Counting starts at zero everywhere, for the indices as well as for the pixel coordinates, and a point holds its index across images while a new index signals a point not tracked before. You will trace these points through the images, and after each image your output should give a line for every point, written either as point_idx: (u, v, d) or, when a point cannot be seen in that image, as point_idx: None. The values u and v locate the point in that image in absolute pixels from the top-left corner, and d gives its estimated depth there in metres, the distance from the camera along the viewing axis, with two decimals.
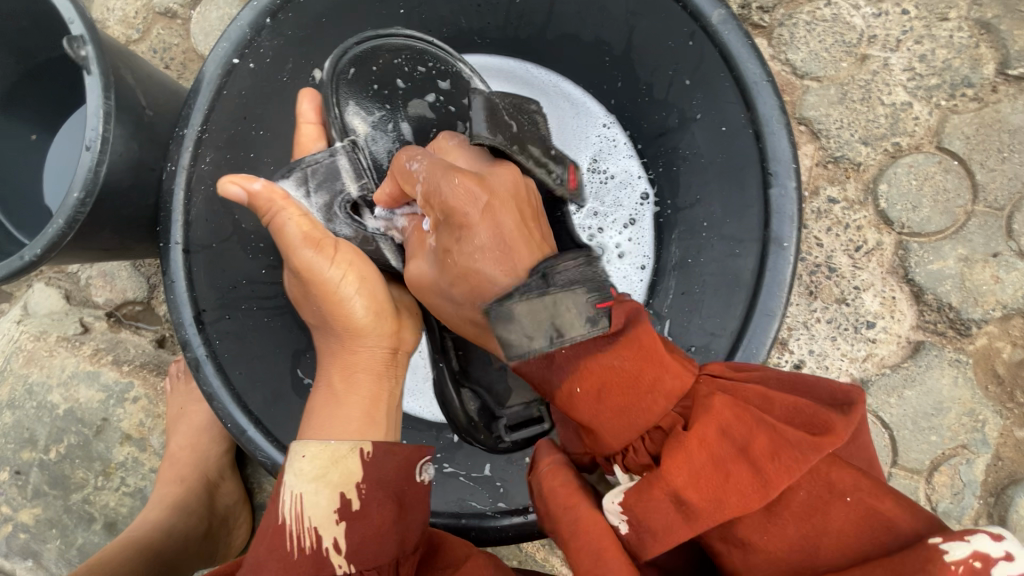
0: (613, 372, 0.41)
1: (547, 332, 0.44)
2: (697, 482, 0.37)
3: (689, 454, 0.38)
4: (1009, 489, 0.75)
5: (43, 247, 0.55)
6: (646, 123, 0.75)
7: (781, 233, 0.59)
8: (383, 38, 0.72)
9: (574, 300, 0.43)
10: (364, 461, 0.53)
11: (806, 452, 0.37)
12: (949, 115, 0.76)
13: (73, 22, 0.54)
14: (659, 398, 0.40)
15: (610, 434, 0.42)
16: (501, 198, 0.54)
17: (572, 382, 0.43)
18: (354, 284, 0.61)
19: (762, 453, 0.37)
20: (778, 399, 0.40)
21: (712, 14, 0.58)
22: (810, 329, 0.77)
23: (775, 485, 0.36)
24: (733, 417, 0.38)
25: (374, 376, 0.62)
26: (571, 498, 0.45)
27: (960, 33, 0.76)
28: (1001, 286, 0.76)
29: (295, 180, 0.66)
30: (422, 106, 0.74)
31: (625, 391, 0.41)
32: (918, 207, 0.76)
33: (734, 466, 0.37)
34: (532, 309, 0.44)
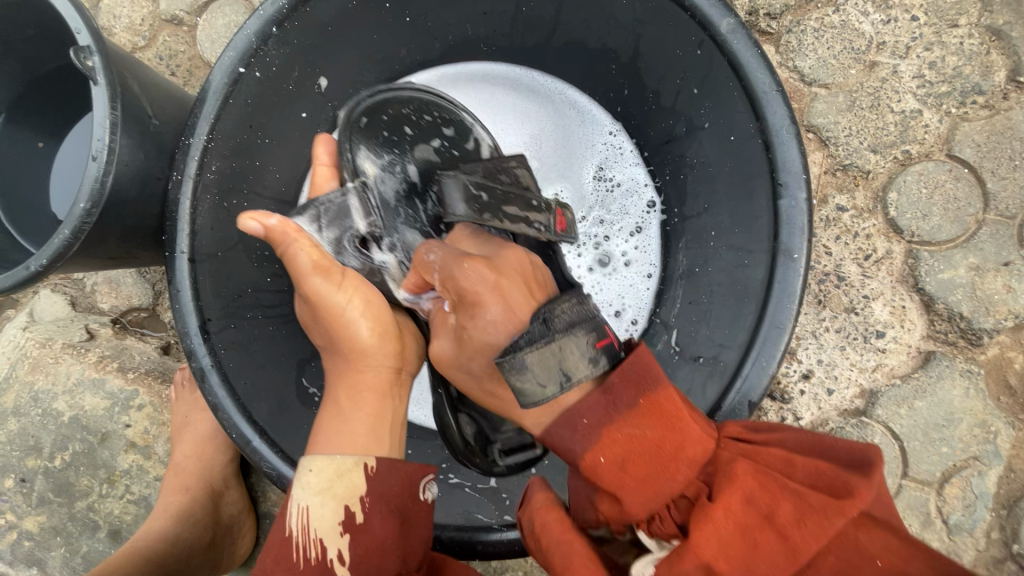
0: (637, 442, 0.41)
1: (557, 378, 0.45)
2: (727, 550, 0.37)
3: (717, 523, 0.37)
4: (1022, 501, 0.74)
5: (48, 257, 0.55)
6: (652, 131, 0.75)
7: (791, 244, 0.58)
8: (393, 92, 0.76)
9: (575, 343, 0.46)
10: (369, 476, 0.53)
11: (832, 514, 0.36)
12: (959, 123, 0.76)
13: (79, 32, 0.54)
14: (682, 466, 0.41)
15: (635, 503, 0.41)
16: (511, 274, 0.55)
17: (595, 452, 0.42)
18: (359, 307, 0.61)
19: (789, 518, 0.37)
20: (799, 461, 0.41)
21: (721, 23, 0.57)
22: (819, 338, 0.76)
23: (804, 549, 0.36)
24: (757, 484, 0.39)
25: (379, 395, 0.60)
26: (565, 532, 0.45)
27: (970, 40, 0.75)
28: (1013, 295, 0.75)
29: (309, 217, 0.66)
30: (428, 150, 0.75)
31: (648, 458, 0.41)
32: (929, 215, 0.76)
33: (761, 534, 0.37)
34: (542, 358, 0.45)
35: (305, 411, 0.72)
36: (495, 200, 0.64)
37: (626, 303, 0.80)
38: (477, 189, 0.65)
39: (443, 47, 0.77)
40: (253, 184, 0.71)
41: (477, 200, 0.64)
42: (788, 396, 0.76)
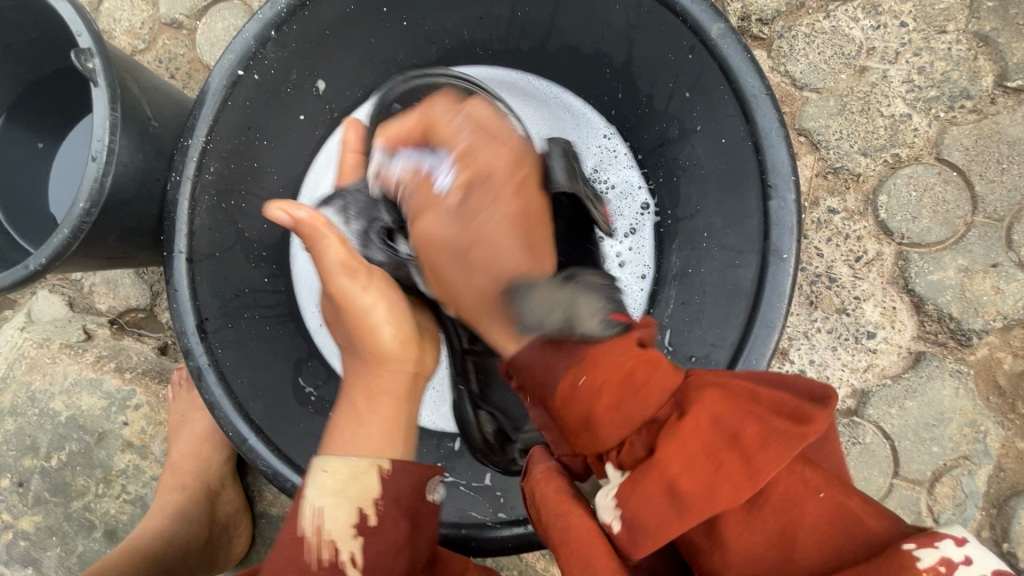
0: (613, 366, 0.44)
1: (563, 317, 0.49)
2: (692, 469, 0.39)
3: (683, 443, 0.39)
4: (1012, 500, 0.75)
5: (48, 256, 0.56)
6: (646, 134, 0.76)
7: (781, 245, 0.59)
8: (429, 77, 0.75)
9: (592, 300, 0.50)
10: (383, 478, 0.53)
11: (790, 442, 0.39)
12: (948, 126, 0.77)
13: (81, 35, 0.55)
14: (653, 391, 0.42)
15: (606, 429, 0.42)
16: (532, 185, 0.62)
17: (577, 373, 0.45)
18: (383, 311, 0.61)
19: (751, 443, 0.39)
20: (764, 392, 0.42)
21: (712, 28, 0.58)
22: (810, 338, 0.77)
23: (761, 473, 0.38)
24: (722, 409, 0.40)
25: (397, 400, 0.60)
26: (563, 505, 0.47)
27: (959, 45, 0.77)
28: (1002, 296, 0.76)
29: (337, 208, 0.70)
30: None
31: (618, 383, 0.43)
32: (918, 218, 0.77)
33: (724, 456, 0.39)
34: (549, 299, 0.51)
35: (301, 410, 0.73)
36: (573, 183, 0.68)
37: None
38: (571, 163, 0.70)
39: (440, 51, 0.78)
40: (252, 185, 0.72)
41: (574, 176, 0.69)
42: None
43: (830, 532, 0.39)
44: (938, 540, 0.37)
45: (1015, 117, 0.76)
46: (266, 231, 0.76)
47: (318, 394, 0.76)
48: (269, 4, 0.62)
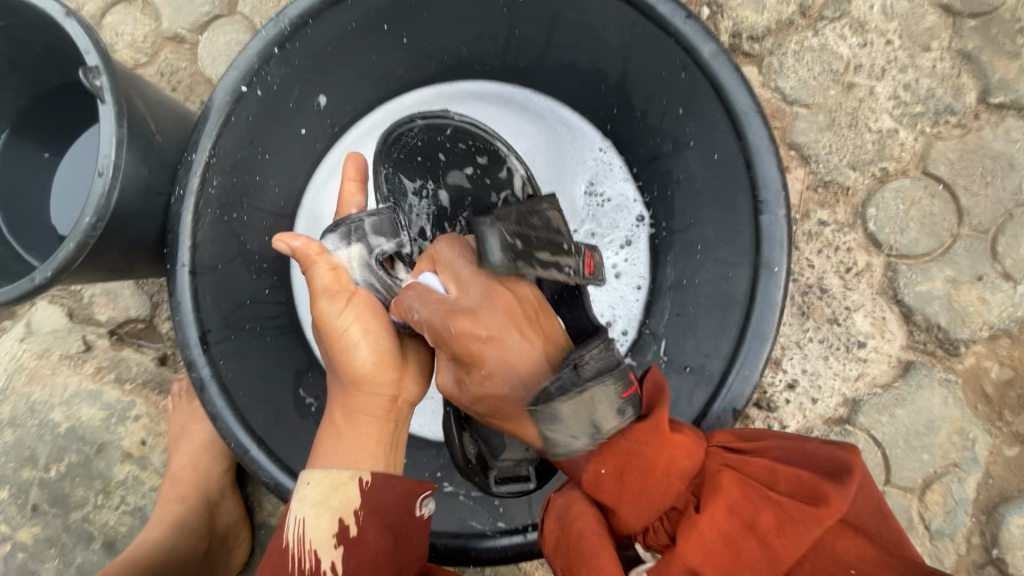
0: (633, 455, 0.44)
1: (588, 431, 0.46)
2: (712, 557, 0.41)
3: (701, 532, 0.41)
4: (1000, 507, 0.77)
5: (54, 270, 0.57)
6: (640, 149, 0.77)
7: (772, 258, 0.61)
8: (433, 119, 0.80)
9: (603, 391, 0.46)
10: (364, 489, 0.54)
11: (809, 524, 0.40)
12: (933, 141, 0.79)
13: (88, 53, 0.56)
14: (674, 481, 0.43)
15: (631, 512, 0.44)
16: (498, 321, 0.52)
17: (597, 464, 0.45)
18: (361, 334, 0.59)
19: (770, 529, 0.40)
20: (782, 470, 0.44)
21: (703, 48, 0.60)
22: (802, 348, 0.78)
23: (781, 557, 0.40)
24: (739, 495, 0.42)
25: (375, 420, 0.59)
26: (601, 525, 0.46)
27: (943, 63, 0.79)
28: (988, 306, 0.78)
29: (340, 235, 0.68)
30: (460, 176, 0.79)
31: (642, 474, 0.44)
32: (906, 230, 0.79)
33: (743, 542, 0.41)
34: (573, 409, 0.46)
35: (302, 421, 0.73)
36: (528, 250, 0.58)
37: (617, 315, 0.81)
38: (512, 237, 0.58)
39: (439, 67, 0.79)
40: (253, 199, 0.73)
41: (514, 249, 0.57)
42: (774, 405, 0.78)
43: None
44: None
45: (998, 132, 0.79)
46: (267, 244, 0.77)
47: (319, 405, 0.76)
48: (272, 23, 0.64)
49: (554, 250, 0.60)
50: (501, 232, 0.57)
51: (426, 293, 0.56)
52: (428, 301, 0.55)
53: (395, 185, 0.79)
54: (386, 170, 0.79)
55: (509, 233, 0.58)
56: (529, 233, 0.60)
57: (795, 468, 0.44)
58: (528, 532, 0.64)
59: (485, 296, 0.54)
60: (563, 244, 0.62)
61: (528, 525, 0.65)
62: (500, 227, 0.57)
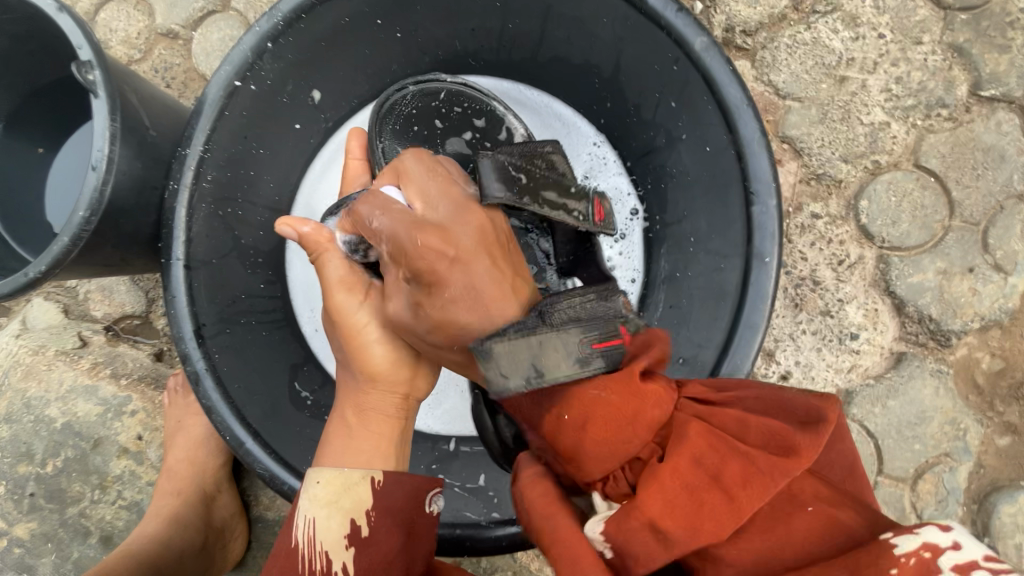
0: (598, 404, 0.42)
1: (525, 373, 0.43)
2: (672, 510, 0.38)
3: (662, 483, 0.39)
4: (991, 496, 0.77)
5: (48, 264, 0.57)
6: (634, 142, 0.78)
7: (763, 249, 0.62)
8: (423, 84, 0.79)
9: (560, 339, 0.43)
10: (375, 489, 0.54)
11: (776, 474, 0.38)
12: (925, 134, 0.80)
13: (81, 47, 0.56)
14: (640, 428, 0.41)
15: (592, 461, 0.42)
16: (465, 247, 0.49)
17: (560, 408, 0.43)
18: (377, 330, 0.57)
19: (736, 480, 0.38)
20: (755, 421, 0.41)
21: (695, 41, 0.61)
22: (796, 340, 0.79)
23: (746, 509, 0.37)
24: (705, 446, 0.39)
25: (388, 418, 0.59)
26: (548, 507, 0.45)
27: (934, 56, 0.79)
28: (979, 298, 0.78)
29: (342, 215, 0.67)
30: (459, 142, 0.81)
31: (604, 423, 0.41)
32: (898, 222, 0.79)
33: (706, 494, 0.38)
34: (512, 350, 0.44)
35: (297, 414, 0.73)
36: (534, 185, 0.61)
37: None
38: (515, 169, 0.60)
39: (433, 61, 0.79)
40: (247, 193, 0.73)
41: (516, 182, 0.59)
42: None
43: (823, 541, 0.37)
44: (919, 527, 0.35)
45: (989, 125, 0.79)
46: (261, 238, 0.77)
47: (314, 399, 0.77)
48: (265, 17, 0.64)
49: (561, 190, 0.63)
50: (503, 164, 0.60)
51: (387, 203, 0.53)
52: (392, 212, 0.52)
53: (392, 152, 0.77)
54: (382, 144, 0.76)
55: (510, 166, 0.60)
56: (531, 170, 0.62)
57: (768, 419, 0.41)
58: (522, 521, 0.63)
59: (452, 214, 0.53)
60: (571, 186, 0.64)
61: None
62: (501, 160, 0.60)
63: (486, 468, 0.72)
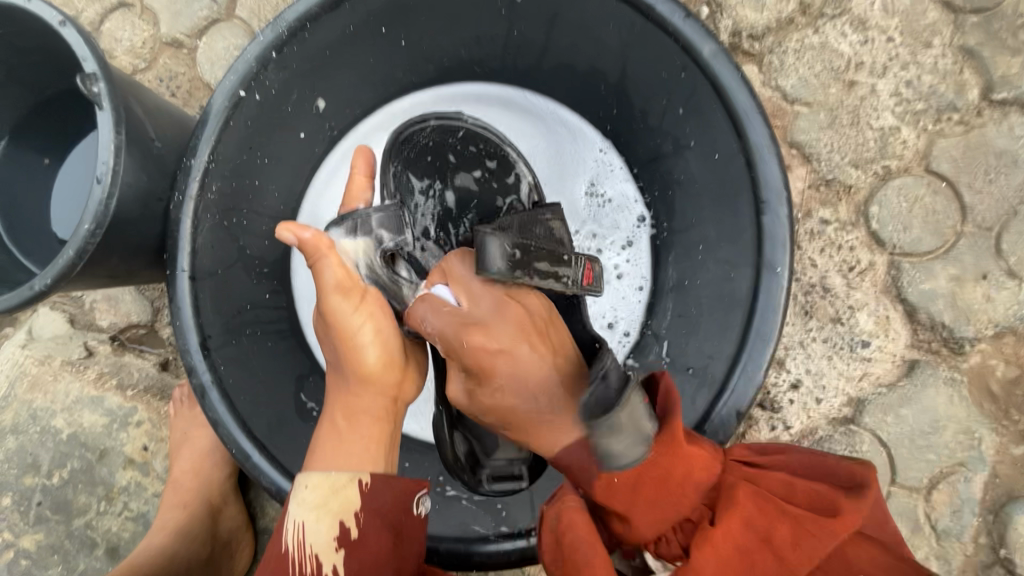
0: (654, 468, 0.45)
1: (643, 437, 0.45)
2: (726, 570, 0.41)
3: (715, 544, 0.42)
4: (1008, 506, 0.76)
5: (53, 277, 0.57)
6: (640, 148, 0.77)
7: (774, 259, 0.61)
8: (445, 119, 0.78)
9: (636, 397, 0.47)
10: (363, 490, 0.54)
11: (826, 537, 0.41)
12: (936, 138, 0.79)
13: (86, 60, 0.56)
14: (689, 491, 0.44)
15: (643, 520, 0.45)
16: (513, 336, 0.55)
17: (612, 472, 0.46)
18: (372, 334, 0.60)
19: (787, 542, 0.41)
20: (798, 484, 0.46)
21: (703, 48, 0.60)
22: (806, 348, 0.78)
23: (796, 569, 0.41)
24: (756, 510, 0.43)
25: (377, 420, 0.59)
26: (591, 533, 0.46)
27: (945, 59, 0.78)
28: (993, 304, 0.77)
29: (346, 229, 0.67)
30: (468, 178, 0.78)
31: (657, 486, 0.44)
32: (909, 228, 0.78)
33: (758, 554, 0.41)
34: (632, 418, 0.46)
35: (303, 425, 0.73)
36: (527, 259, 0.56)
37: (619, 316, 0.80)
38: (512, 245, 0.55)
39: (438, 69, 0.79)
40: (252, 204, 0.73)
41: (516, 259, 0.55)
42: (778, 406, 0.78)
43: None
44: None
45: (1002, 129, 0.78)
46: (266, 248, 0.76)
47: (320, 410, 0.76)
48: (270, 27, 0.64)
49: (553, 258, 0.58)
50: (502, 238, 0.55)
51: (438, 304, 0.57)
52: (441, 314, 0.56)
53: (400, 184, 0.77)
54: (394, 167, 0.77)
55: (511, 244, 0.55)
56: (532, 237, 0.65)
57: (811, 483, 0.46)
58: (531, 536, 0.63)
59: (498, 312, 0.56)
60: (561, 254, 0.60)
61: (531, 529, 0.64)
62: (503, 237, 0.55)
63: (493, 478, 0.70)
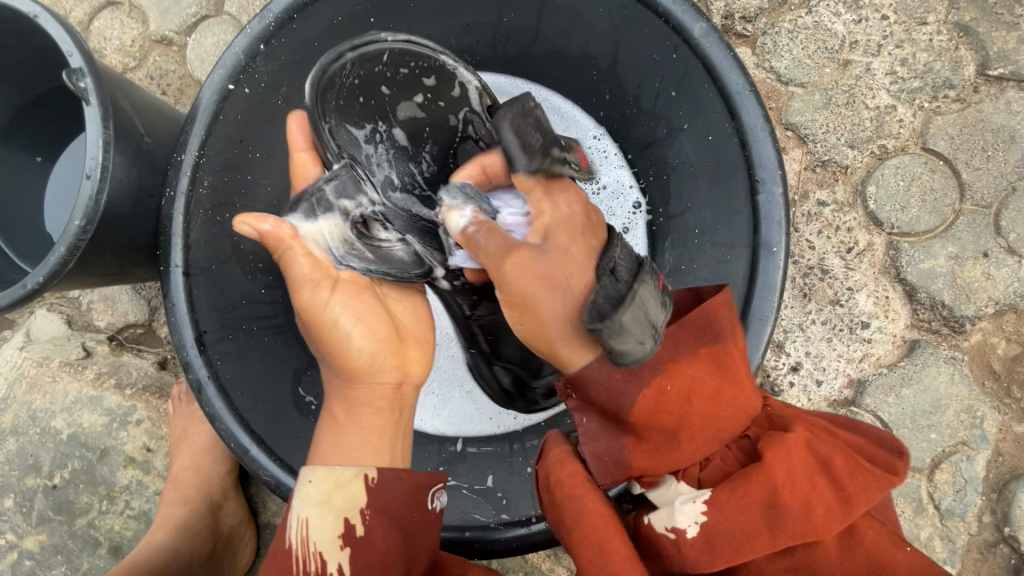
0: (703, 381, 0.43)
1: (648, 330, 0.43)
2: (791, 484, 0.40)
3: (783, 459, 0.41)
4: (1011, 484, 0.76)
5: (45, 275, 0.56)
6: (635, 133, 0.76)
7: (770, 238, 0.60)
8: (360, 48, 0.62)
9: (648, 290, 0.45)
10: (370, 487, 0.52)
11: (885, 479, 0.41)
12: (932, 116, 0.78)
13: (71, 55, 0.56)
14: (746, 408, 0.44)
15: (693, 439, 0.43)
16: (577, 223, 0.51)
17: (662, 380, 0.44)
18: (353, 318, 0.58)
19: (843, 471, 0.41)
20: (840, 433, 0.46)
21: (694, 27, 0.60)
22: (805, 331, 0.77)
23: (855, 506, 0.40)
24: (811, 434, 0.43)
25: (377, 410, 0.58)
26: (579, 487, 0.47)
27: (940, 36, 0.78)
28: (993, 282, 0.77)
29: (303, 212, 0.61)
30: (411, 107, 0.66)
31: (708, 404, 0.43)
32: (907, 207, 0.77)
33: (818, 478, 0.41)
34: (633, 313, 0.44)
35: (302, 420, 0.73)
36: (545, 142, 0.53)
37: None
38: (528, 129, 0.53)
39: None
40: (246, 199, 0.72)
41: (534, 146, 0.53)
42: (778, 389, 0.77)
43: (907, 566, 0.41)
44: None
45: (999, 105, 0.77)
46: None
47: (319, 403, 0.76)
48: (256, 19, 0.64)
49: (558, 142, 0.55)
50: (527, 112, 0.54)
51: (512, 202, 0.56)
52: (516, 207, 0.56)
53: (345, 135, 0.63)
54: (328, 125, 0.62)
55: (525, 119, 0.54)
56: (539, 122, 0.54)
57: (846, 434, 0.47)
58: (532, 523, 0.62)
59: (567, 214, 0.51)
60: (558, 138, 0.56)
61: (532, 515, 0.63)
62: (516, 112, 0.54)
63: (494, 470, 0.71)
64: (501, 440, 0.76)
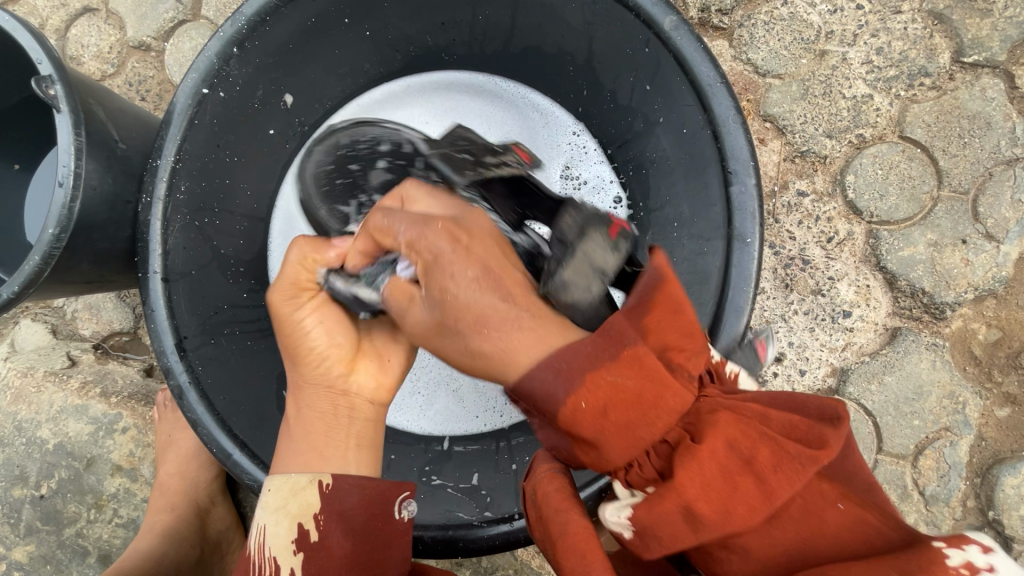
0: (619, 390, 0.36)
1: (598, 277, 0.45)
2: (709, 493, 0.35)
3: (701, 466, 0.35)
4: (994, 468, 0.76)
5: (20, 284, 0.56)
6: (612, 129, 0.77)
7: (744, 230, 0.60)
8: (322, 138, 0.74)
9: (592, 242, 0.46)
10: (323, 493, 0.50)
11: (808, 466, 0.36)
12: (909, 105, 0.78)
13: (40, 62, 0.56)
14: (665, 412, 0.36)
15: (614, 450, 0.36)
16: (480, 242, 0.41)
17: (578, 398, 0.36)
18: (314, 317, 0.54)
19: (768, 465, 0.36)
20: (774, 414, 0.39)
21: (664, 21, 0.59)
22: (788, 321, 0.78)
23: (778, 497, 0.35)
24: (737, 429, 0.36)
25: (323, 414, 0.53)
26: (564, 501, 0.44)
27: (914, 24, 0.78)
28: (972, 268, 0.77)
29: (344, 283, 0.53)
30: (381, 172, 0.72)
31: (630, 412, 0.35)
32: (886, 195, 0.78)
33: (741, 478, 0.35)
34: (574, 268, 0.44)
35: None
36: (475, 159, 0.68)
37: None
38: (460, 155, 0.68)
39: (405, 59, 0.79)
40: (225, 202, 0.72)
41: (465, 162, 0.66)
42: (761, 380, 0.78)
43: (844, 540, 0.37)
44: (963, 542, 0.37)
45: (974, 92, 0.77)
46: (242, 246, 0.77)
47: None
48: (229, 22, 0.63)
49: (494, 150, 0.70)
50: (449, 155, 0.68)
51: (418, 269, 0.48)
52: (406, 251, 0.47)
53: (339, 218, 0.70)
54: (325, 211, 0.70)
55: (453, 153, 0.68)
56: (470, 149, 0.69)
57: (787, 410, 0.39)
58: (514, 519, 0.62)
59: (433, 255, 0.40)
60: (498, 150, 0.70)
61: (514, 512, 0.63)
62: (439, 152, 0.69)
63: (479, 468, 0.71)
64: (487, 438, 0.76)
